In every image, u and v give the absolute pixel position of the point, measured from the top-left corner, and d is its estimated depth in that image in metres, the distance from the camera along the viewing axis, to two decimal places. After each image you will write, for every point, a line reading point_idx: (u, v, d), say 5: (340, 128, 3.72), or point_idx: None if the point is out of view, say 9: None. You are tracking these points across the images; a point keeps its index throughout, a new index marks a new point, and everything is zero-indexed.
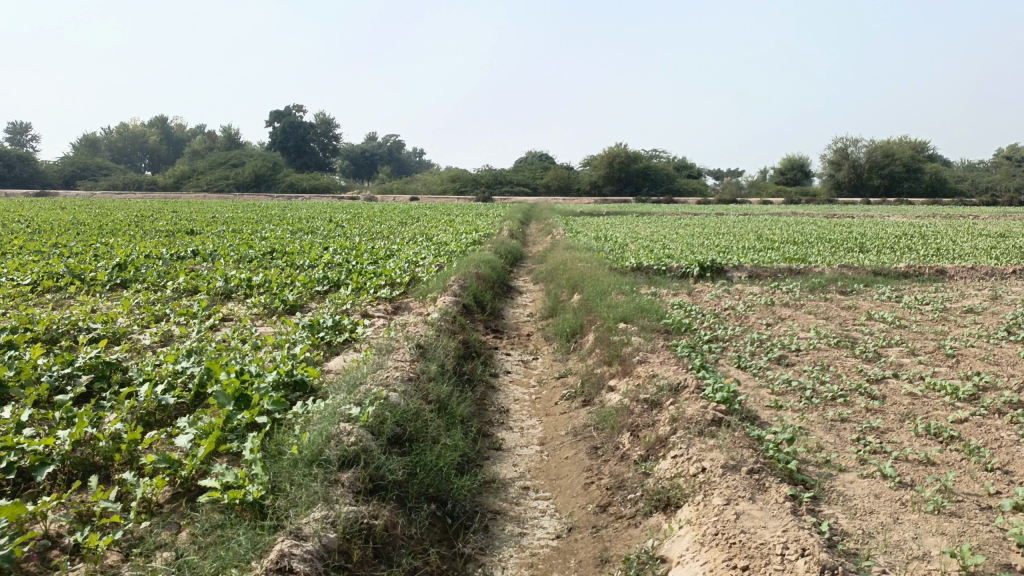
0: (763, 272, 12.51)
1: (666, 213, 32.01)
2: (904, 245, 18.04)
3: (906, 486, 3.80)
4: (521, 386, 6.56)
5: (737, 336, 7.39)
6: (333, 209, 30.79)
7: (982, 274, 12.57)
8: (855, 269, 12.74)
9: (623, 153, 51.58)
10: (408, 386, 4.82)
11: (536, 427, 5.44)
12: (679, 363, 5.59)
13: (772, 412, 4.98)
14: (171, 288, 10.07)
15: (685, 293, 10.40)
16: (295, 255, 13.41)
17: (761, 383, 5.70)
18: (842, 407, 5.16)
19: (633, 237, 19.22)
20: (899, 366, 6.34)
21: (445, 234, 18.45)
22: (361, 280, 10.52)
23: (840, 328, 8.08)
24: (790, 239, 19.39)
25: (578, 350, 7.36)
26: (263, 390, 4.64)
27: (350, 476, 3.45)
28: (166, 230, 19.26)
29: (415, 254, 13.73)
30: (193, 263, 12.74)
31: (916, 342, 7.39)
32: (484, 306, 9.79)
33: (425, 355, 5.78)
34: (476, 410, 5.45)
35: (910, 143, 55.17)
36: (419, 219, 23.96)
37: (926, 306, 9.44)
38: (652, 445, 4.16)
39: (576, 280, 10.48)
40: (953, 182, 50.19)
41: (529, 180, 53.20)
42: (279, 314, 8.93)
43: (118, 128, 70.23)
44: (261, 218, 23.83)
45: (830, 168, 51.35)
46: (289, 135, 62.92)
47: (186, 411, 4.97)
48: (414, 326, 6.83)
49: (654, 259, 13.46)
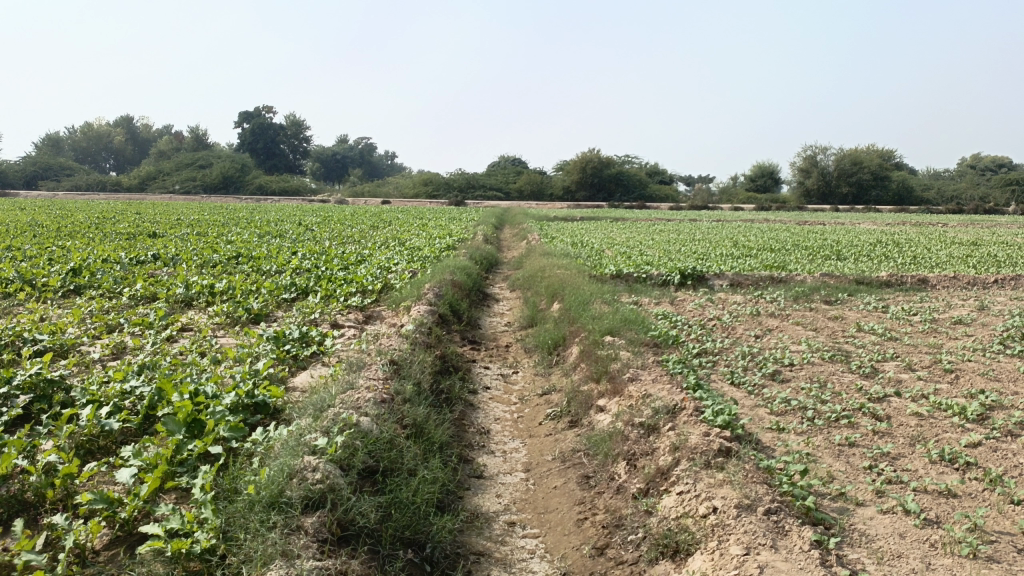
0: (745, 281, 12.23)
1: (640, 219, 31.83)
2: (880, 253, 17.93)
3: (932, 524, 3.45)
4: (501, 403, 6.14)
5: (727, 349, 7.06)
6: (304, 212, 30.26)
7: (964, 283, 12.41)
8: (837, 278, 12.51)
9: (596, 158, 51.43)
10: (381, 408, 4.38)
11: (520, 450, 5.03)
12: (673, 381, 5.22)
13: (774, 437, 4.64)
14: (127, 295, 9.50)
15: (667, 303, 10.07)
16: (262, 260, 12.86)
17: (759, 402, 5.35)
18: (846, 430, 4.82)
19: (609, 243, 18.93)
20: (899, 383, 6.04)
21: (418, 239, 17.97)
22: (331, 287, 10.05)
23: (831, 340, 7.78)
24: (767, 246, 19.23)
25: (560, 364, 6.97)
26: (219, 414, 4.18)
27: (315, 521, 3.01)
28: (127, 233, 18.56)
29: (388, 260, 13.27)
30: (153, 268, 12.13)
31: (912, 356, 7.10)
32: (460, 316, 9.37)
33: (399, 373, 5.33)
34: (455, 433, 5.02)
35: (878, 152, 55.78)
36: (392, 223, 23.51)
37: (913, 317, 9.20)
38: (652, 477, 3.78)
39: (556, 288, 10.11)
40: (921, 190, 50.78)
41: (502, 185, 52.83)
42: (243, 324, 8.41)
43: (83, 128, 68.61)
44: (229, 221, 23.20)
45: (800, 176, 51.72)
46: (258, 137, 61.90)
47: (133, 437, 4.48)
48: (387, 339, 6.39)
49: (633, 266, 13.14)
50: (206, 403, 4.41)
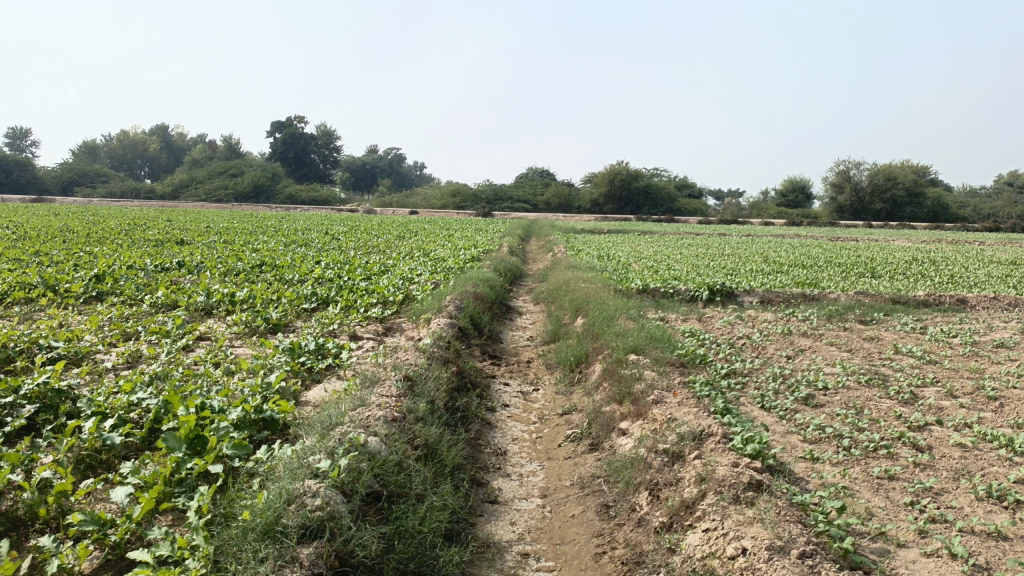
0: (776, 298, 11.90)
1: (669, 233, 31.49)
2: (916, 271, 17.44)
3: (982, 570, 3.16)
4: (519, 422, 5.91)
5: (757, 370, 6.77)
6: (332, 222, 30.34)
7: (1005, 304, 11.95)
8: (871, 296, 12.12)
9: (625, 170, 51.15)
10: (391, 428, 4.18)
11: (537, 474, 4.80)
12: (700, 405, 4.96)
13: (807, 468, 4.36)
14: (148, 302, 9.44)
15: (695, 319, 9.79)
16: (285, 269, 12.79)
17: (791, 429, 5.08)
18: (885, 461, 4.53)
19: (636, 256, 18.67)
20: (941, 410, 5.72)
21: (443, 250, 17.83)
22: (351, 298, 9.92)
23: (866, 362, 7.46)
24: (798, 262, 18.83)
25: (582, 382, 6.74)
26: (223, 430, 4.01)
27: (311, 552, 2.82)
28: (155, 239, 18.66)
29: (411, 271, 13.15)
30: (177, 276, 12.11)
31: (952, 381, 6.76)
32: (481, 329, 9.17)
33: (413, 389, 5.13)
34: (469, 454, 4.81)
35: (913, 168, 54.81)
36: (418, 234, 23.44)
37: (953, 340, 8.83)
38: (676, 511, 3.53)
39: (580, 303, 9.88)
40: (956, 207, 49.73)
41: (530, 197, 52.71)
42: (261, 334, 8.27)
43: (119, 136, 69.81)
44: (256, 229, 23.28)
45: (832, 191, 50.95)
46: (289, 146, 62.49)
47: (137, 451, 4.33)
48: (404, 353, 6.21)
49: (660, 280, 12.86)
50: (211, 418, 4.25)
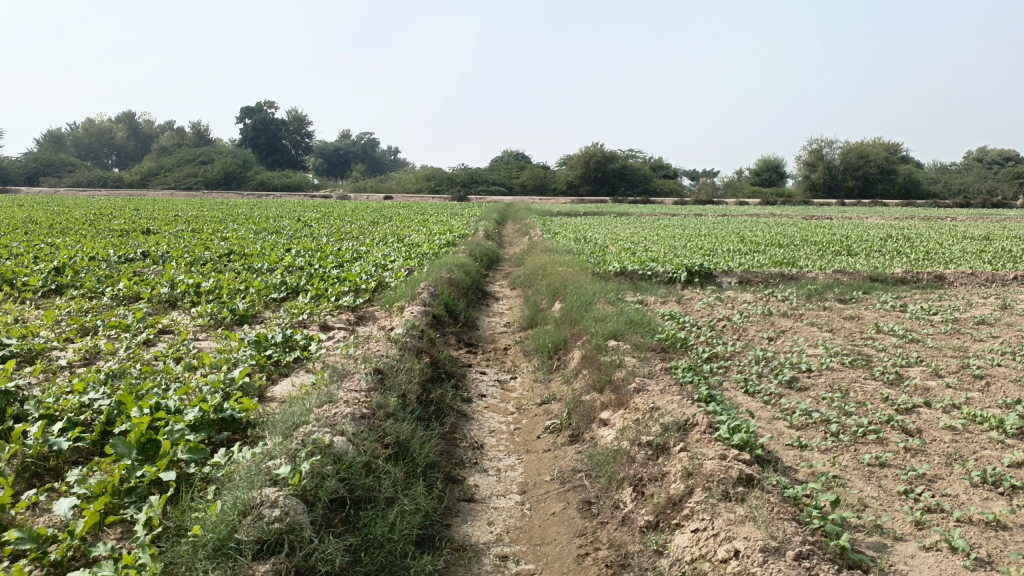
0: (755, 278, 11.77)
1: (645, 214, 31.37)
2: (892, 248, 17.45)
3: (985, 564, 3.00)
4: (496, 412, 5.69)
5: (739, 353, 6.61)
6: (304, 207, 29.83)
7: (983, 280, 11.93)
8: (850, 274, 12.04)
9: (600, 152, 50.93)
10: (360, 426, 3.94)
11: (516, 468, 4.59)
12: (683, 393, 4.76)
13: (796, 457, 4.19)
14: (109, 295, 9.08)
15: (674, 302, 9.62)
16: (254, 258, 12.44)
17: (777, 415, 4.91)
18: (875, 447, 4.37)
19: (613, 238, 18.48)
20: (928, 392, 5.58)
21: (417, 235, 17.51)
22: (322, 286, 9.62)
23: (849, 342, 7.32)
24: (775, 241, 18.76)
25: (561, 369, 6.52)
26: (177, 434, 3.75)
27: (268, 569, 2.60)
28: (120, 230, 18.15)
29: (384, 257, 12.86)
30: (141, 267, 11.71)
31: (937, 360, 6.64)
32: (456, 316, 8.93)
33: (384, 382, 4.88)
34: (444, 450, 4.59)
35: (885, 146, 55.23)
36: (392, 219, 23.10)
37: (933, 317, 8.74)
38: (662, 508, 3.35)
39: (557, 287, 9.66)
40: (928, 183, 50.20)
41: (505, 180, 52.32)
42: (227, 326, 7.96)
43: (85, 125, 68.26)
44: (226, 217, 22.78)
45: (806, 169, 51.18)
46: (260, 132, 61.50)
47: (88, 456, 4.05)
48: (375, 343, 5.95)
49: (638, 262, 12.69)
50: (167, 420, 3.99)
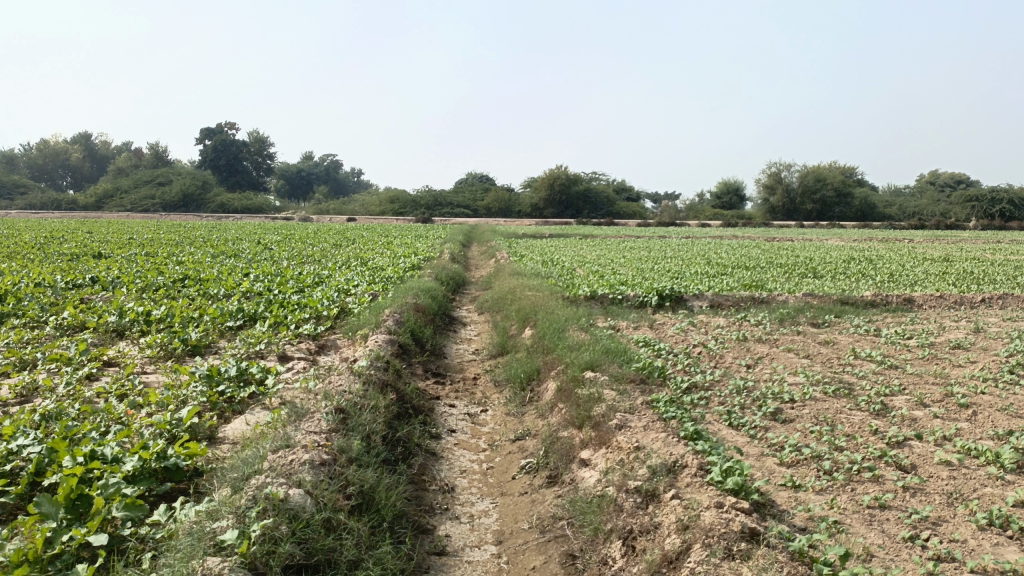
0: (725, 302, 11.60)
1: (610, 236, 31.39)
2: (856, 271, 17.54)
3: None
4: (467, 450, 5.34)
5: (719, 382, 6.34)
6: (264, 230, 29.24)
7: (950, 303, 11.92)
8: (820, 298, 11.94)
9: (564, 175, 51.11)
10: (320, 476, 3.57)
11: (490, 514, 4.25)
12: (668, 430, 4.47)
13: (790, 499, 3.91)
14: (52, 325, 8.55)
15: (646, 327, 9.38)
16: (210, 283, 11.95)
17: (765, 451, 4.64)
18: (872, 486, 4.12)
19: (580, 261, 18.35)
20: (916, 423, 5.36)
21: (381, 258, 17.13)
22: (281, 313, 9.20)
23: (828, 369, 7.12)
24: (741, 263, 18.75)
25: (535, 402, 6.19)
26: (111, 489, 3.36)
27: None
28: (70, 254, 17.44)
29: (347, 281, 12.47)
30: (89, 293, 11.13)
31: (920, 388, 6.45)
32: (423, 344, 8.56)
33: (346, 422, 4.51)
34: (412, 496, 4.22)
35: (842, 170, 56.37)
36: (356, 241, 22.66)
37: (908, 342, 8.61)
38: (656, 567, 3.07)
39: (527, 312, 9.36)
40: (883, 207, 51.24)
41: (469, 202, 52.15)
42: (179, 358, 7.48)
43: (38, 146, 66.55)
44: (183, 240, 22.13)
45: (765, 193, 51.93)
46: (220, 153, 60.57)
47: (13, 511, 3.62)
48: (337, 377, 5.56)
49: (607, 286, 12.47)
50: (102, 471, 3.58)
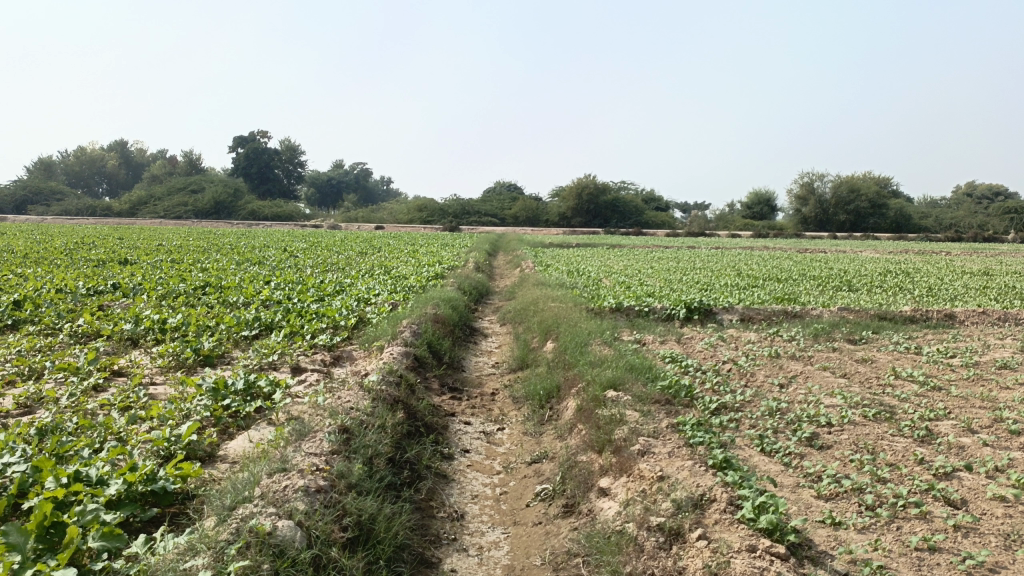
0: (757, 315, 11.18)
1: (638, 246, 30.96)
2: (892, 284, 16.95)
3: None
4: (480, 472, 5.04)
5: (750, 404, 5.97)
6: (293, 238, 29.23)
7: (994, 319, 11.37)
8: (855, 312, 11.48)
9: (592, 184, 50.76)
10: (314, 505, 3.30)
11: (500, 546, 3.95)
12: (695, 457, 4.14)
13: (829, 539, 3.57)
14: (66, 332, 8.42)
15: (674, 342, 9.02)
16: (230, 291, 11.80)
17: (801, 483, 4.28)
18: (920, 524, 3.74)
19: (606, 271, 17.98)
20: (964, 452, 4.96)
21: (405, 267, 16.93)
22: (297, 323, 8.99)
23: (867, 390, 6.71)
24: (772, 275, 18.23)
25: (554, 421, 5.88)
26: (89, 515, 3.12)
27: None
28: (96, 260, 17.45)
29: (368, 290, 12.26)
30: (109, 300, 11.04)
31: (966, 412, 6.03)
32: (440, 357, 8.29)
33: (350, 442, 4.24)
34: (417, 524, 3.94)
35: (875, 181, 55.34)
36: (380, 250, 22.51)
37: (951, 361, 8.14)
38: None
39: (549, 325, 9.05)
40: (919, 218, 50.14)
41: (497, 211, 51.95)
42: (190, 369, 7.28)
43: (76, 153, 67.65)
44: (209, 247, 22.11)
45: (797, 203, 51.07)
46: (251, 161, 61.12)
47: None
48: (345, 392, 5.30)
49: (634, 297, 12.11)
50: (83, 495, 3.35)
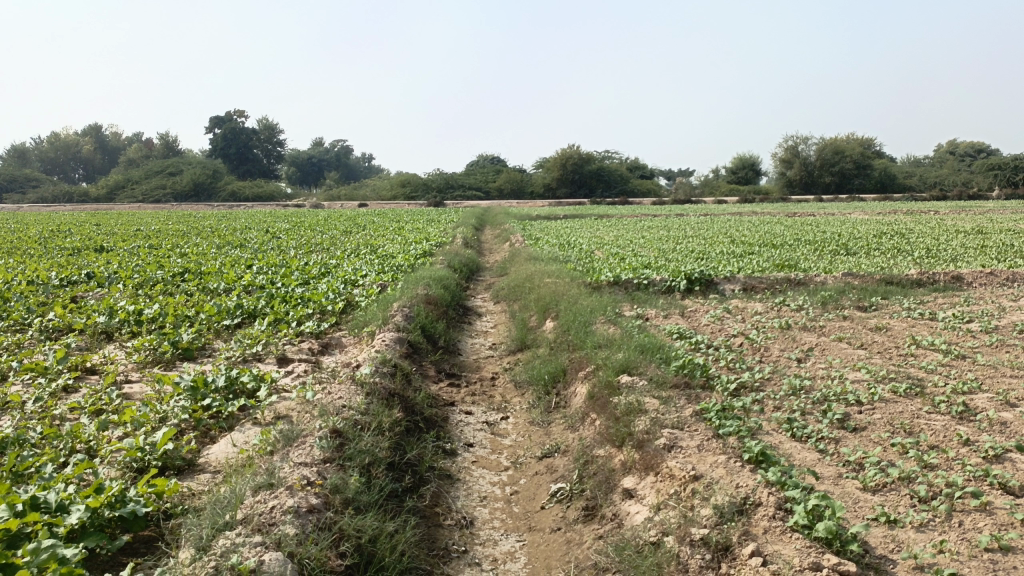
0: (759, 284, 10.77)
1: (624, 216, 30.40)
2: (890, 246, 16.61)
3: None
4: (487, 470, 4.63)
5: (771, 382, 5.57)
6: (274, 218, 28.52)
7: (1001, 280, 11.04)
8: (860, 277, 11.10)
9: (576, 154, 50.10)
10: (307, 530, 2.88)
11: (517, 558, 3.56)
12: (728, 450, 3.74)
13: (887, 541, 3.19)
14: (36, 327, 7.88)
15: (678, 316, 8.63)
16: (210, 277, 11.25)
17: (843, 473, 3.89)
18: (984, 519, 3.35)
19: (597, 242, 17.53)
20: (1009, 428, 4.58)
21: (392, 245, 16.40)
22: (282, 309, 8.51)
23: (890, 362, 6.34)
24: (767, 241, 17.84)
25: (563, 409, 5.47)
26: (44, 555, 2.67)
27: None
28: (70, 248, 16.80)
29: (356, 271, 11.78)
30: (83, 291, 10.48)
31: (1000, 383, 5.65)
32: (435, 341, 7.84)
33: (343, 448, 3.81)
34: (422, 537, 3.54)
35: (859, 142, 55.05)
36: (365, 228, 21.94)
37: (969, 326, 7.77)
38: None
39: (547, 303, 8.61)
40: (903, 177, 49.94)
41: (481, 184, 51.30)
42: (168, 364, 6.80)
43: (50, 138, 66.13)
44: (189, 231, 21.44)
45: (782, 166, 50.70)
46: (230, 141, 59.98)
47: None
48: (336, 387, 4.84)
49: (630, 269, 11.68)
50: (40, 526, 2.90)
